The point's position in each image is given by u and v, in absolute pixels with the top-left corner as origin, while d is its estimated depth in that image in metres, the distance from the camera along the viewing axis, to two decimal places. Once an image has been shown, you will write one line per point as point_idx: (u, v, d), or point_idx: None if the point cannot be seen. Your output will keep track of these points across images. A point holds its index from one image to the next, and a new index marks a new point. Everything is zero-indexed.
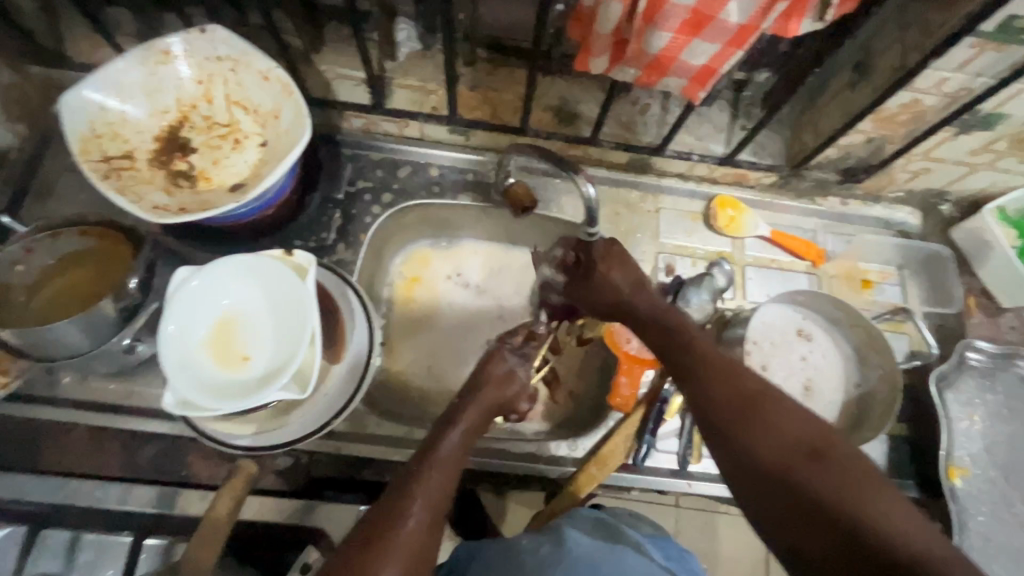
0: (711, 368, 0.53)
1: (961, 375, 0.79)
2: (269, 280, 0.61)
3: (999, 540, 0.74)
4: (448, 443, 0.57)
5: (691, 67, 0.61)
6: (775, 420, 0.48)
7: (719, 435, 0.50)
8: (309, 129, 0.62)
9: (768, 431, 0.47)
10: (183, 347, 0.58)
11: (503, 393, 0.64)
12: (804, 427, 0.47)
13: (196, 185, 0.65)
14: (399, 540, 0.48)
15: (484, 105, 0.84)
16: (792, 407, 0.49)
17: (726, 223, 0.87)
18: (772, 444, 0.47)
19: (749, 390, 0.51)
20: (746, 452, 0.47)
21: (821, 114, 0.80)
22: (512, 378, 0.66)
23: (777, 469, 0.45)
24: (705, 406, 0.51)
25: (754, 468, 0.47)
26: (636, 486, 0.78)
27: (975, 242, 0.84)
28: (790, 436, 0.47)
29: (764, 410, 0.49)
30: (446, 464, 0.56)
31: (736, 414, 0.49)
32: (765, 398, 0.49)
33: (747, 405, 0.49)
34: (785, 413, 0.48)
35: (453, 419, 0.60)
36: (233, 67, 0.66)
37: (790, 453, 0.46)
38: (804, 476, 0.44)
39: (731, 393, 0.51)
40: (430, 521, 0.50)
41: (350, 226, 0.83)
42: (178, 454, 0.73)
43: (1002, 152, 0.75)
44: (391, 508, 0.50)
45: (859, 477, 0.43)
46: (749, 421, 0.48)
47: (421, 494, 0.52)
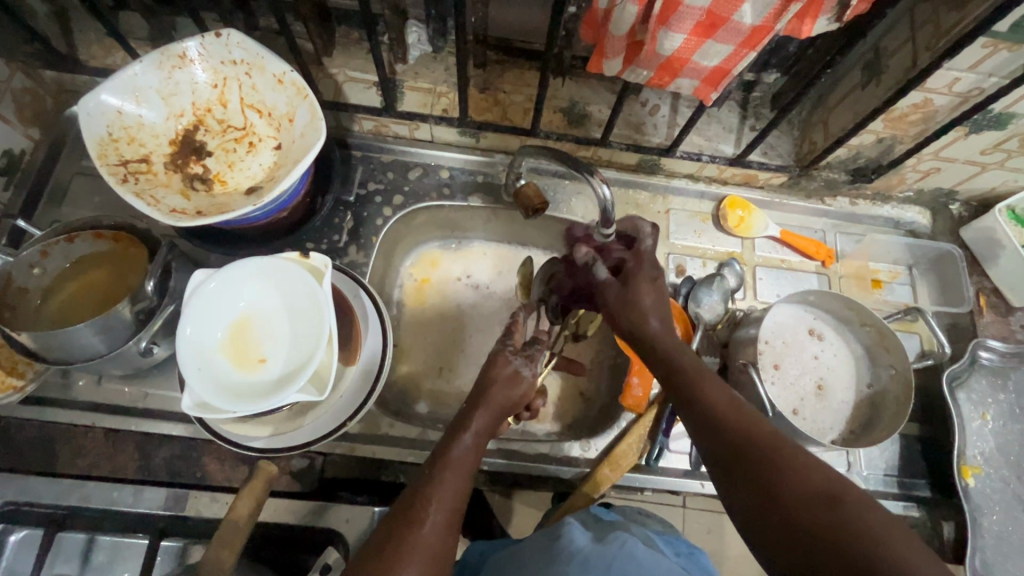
0: (721, 411, 0.55)
1: (973, 374, 0.79)
2: (282, 283, 0.62)
3: (1013, 539, 0.74)
4: (461, 446, 0.57)
5: (703, 68, 0.61)
6: (790, 462, 0.48)
7: (732, 479, 0.51)
8: (323, 132, 0.62)
9: (780, 473, 0.48)
10: (199, 349, 0.58)
11: (511, 395, 0.63)
12: (814, 470, 0.47)
13: (212, 188, 0.65)
14: (416, 544, 0.48)
15: (495, 107, 0.84)
16: (802, 450, 0.50)
17: (735, 223, 0.87)
18: (785, 486, 0.47)
19: (760, 433, 0.52)
20: (760, 496, 0.48)
21: (831, 114, 0.80)
22: (519, 379, 0.64)
23: (791, 512, 0.45)
24: (721, 447, 0.52)
25: (768, 512, 0.47)
26: (648, 487, 0.78)
27: (986, 240, 0.84)
28: (804, 477, 0.47)
29: (774, 453, 0.49)
30: (458, 467, 0.55)
31: (747, 456, 0.50)
32: (777, 440, 0.51)
33: (758, 448, 0.50)
34: (799, 457, 0.49)
35: (465, 422, 0.60)
36: (248, 71, 0.66)
37: (803, 497, 0.46)
38: (820, 522, 0.44)
39: (744, 434, 0.52)
40: (446, 525, 0.51)
41: (361, 228, 0.83)
42: (194, 457, 0.73)
43: (1013, 151, 0.75)
44: (408, 512, 0.51)
45: (874, 517, 0.43)
46: (761, 464, 0.49)
47: (435, 497, 0.52)
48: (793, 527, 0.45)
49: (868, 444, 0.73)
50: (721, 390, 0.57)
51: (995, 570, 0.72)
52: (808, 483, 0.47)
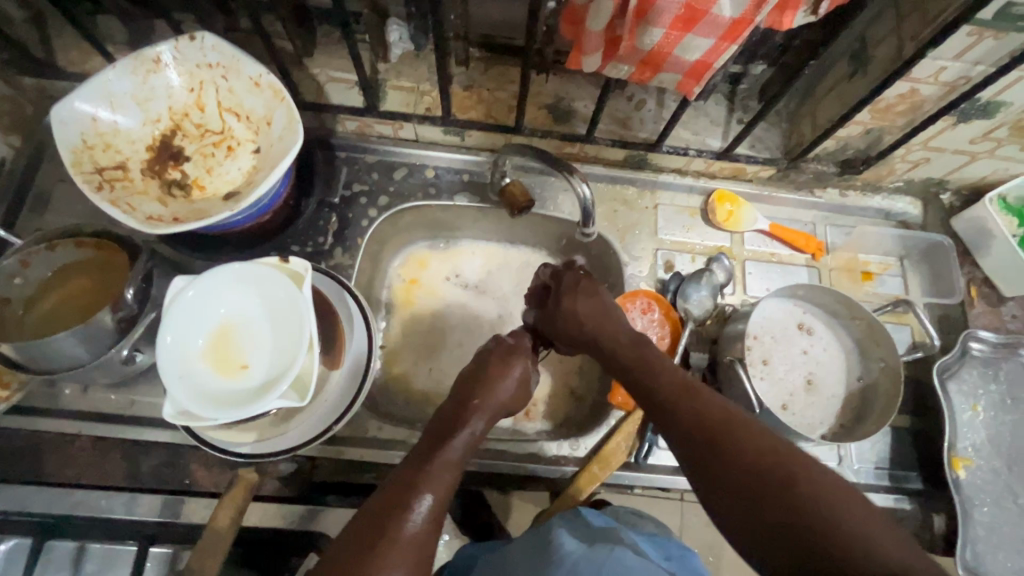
0: (682, 408, 0.55)
1: (964, 365, 0.79)
2: (264, 286, 0.61)
3: (1004, 529, 0.73)
4: (457, 444, 0.59)
5: (685, 62, 0.60)
6: (744, 445, 0.49)
7: (689, 464, 0.52)
8: (301, 134, 0.62)
9: (739, 465, 0.48)
10: (182, 357, 0.58)
11: (514, 398, 0.66)
12: (767, 448, 0.48)
13: (190, 193, 0.64)
14: (400, 534, 0.50)
15: (478, 105, 0.84)
16: (759, 431, 0.50)
17: (724, 217, 0.86)
18: (740, 471, 0.48)
19: (713, 419, 0.52)
20: (720, 483, 0.49)
21: (818, 105, 0.79)
22: (514, 381, 0.66)
23: (747, 492, 0.47)
24: (682, 436, 0.53)
25: (728, 498, 0.48)
26: (638, 484, 0.78)
27: (975, 230, 0.84)
28: (758, 459, 0.48)
29: (730, 435, 0.50)
30: (449, 466, 0.57)
31: (707, 451, 0.51)
32: (731, 425, 0.51)
33: (713, 438, 0.51)
34: (750, 437, 0.50)
35: (465, 419, 0.61)
36: (225, 74, 0.65)
37: (761, 480, 0.47)
38: (769, 494, 0.46)
39: (699, 422, 0.53)
40: (433, 519, 0.53)
41: (346, 230, 0.83)
42: (180, 463, 0.72)
43: (1002, 140, 0.74)
44: (398, 505, 0.53)
45: (824, 494, 0.44)
46: (718, 461, 0.49)
47: (429, 495, 0.54)
48: (757, 514, 0.46)
49: (857, 438, 0.73)
50: (673, 379, 0.58)
51: (986, 563, 0.72)
52: (761, 467, 0.47)
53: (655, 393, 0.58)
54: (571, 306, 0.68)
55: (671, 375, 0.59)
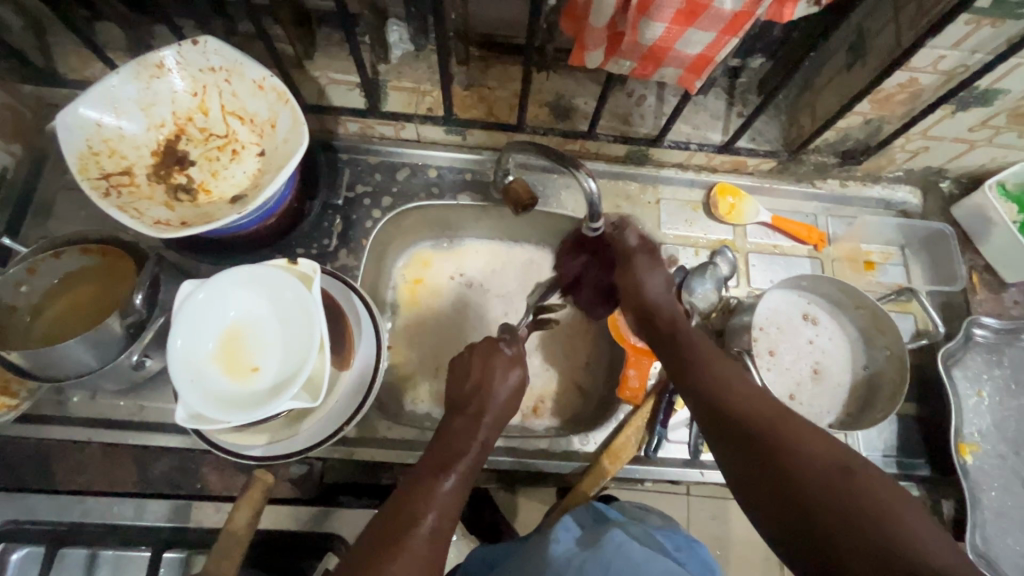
0: (738, 399, 0.56)
1: (968, 352, 0.79)
2: (273, 288, 0.61)
3: (1012, 513, 0.74)
4: (468, 458, 0.59)
5: (687, 56, 0.61)
6: (803, 437, 0.50)
7: (739, 452, 0.53)
8: (306, 136, 0.62)
9: (793, 455, 0.49)
10: (193, 360, 0.58)
11: (510, 408, 0.65)
12: (828, 442, 0.49)
13: (196, 197, 0.64)
14: (412, 544, 0.51)
15: (480, 104, 0.84)
16: (813, 428, 0.51)
17: (726, 211, 0.87)
18: (800, 460, 0.48)
19: (770, 410, 0.54)
20: (772, 470, 0.49)
21: (817, 97, 0.80)
22: (512, 391, 0.65)
23: (805, 479, 0.47)
24: (735, 422, 0.54)
25: (780, 482, 0.49)
26: (648, 477, 0.78)
27: (976, 218, 0.84)
28: (818, 451, 0.49)
29: (788, 427, 0.51)
30: (458, 488, 0.57)
31: (758, 441, 0.52)
32: (788, 418, 0.52)
33: (773, 427, 0.52)
34: (807, 432, 0.51)
35: (474, 432, 0.61)
36: (228, 78, 0.65)
37: (819, 468, 0.47)
38: (828, 482, 0.46)
39: (756, 411, 0.54)
40: (440, 534, 0.53)
41: (351, 232, 0.83)
42: (191, 468, 0.73)
43: (1000, 127, 0.75)
44: (408, 515, 0.53)
45: (878, 490, 0.45)
46: (770, 449, 0.50)
47: (432, 514, 0.54)
48: (811, 501, 0.46)
49: (865, 427, 0.73)
50: (723, 363, 0.60)
51: (997, 548, 0.72)
52: (820, 459, 0.48)
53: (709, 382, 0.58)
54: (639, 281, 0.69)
55: (728, 369, 0.59)
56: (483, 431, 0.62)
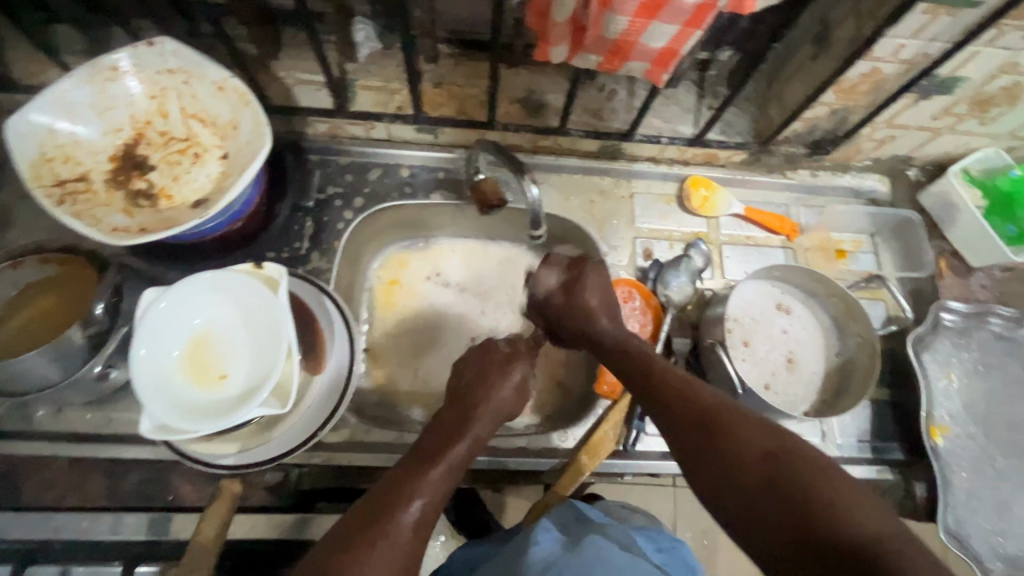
0: (681, 396, 0.56)
1: (937, 336, 0.81)
2: (239, 293, 0.60)
3: (982, 493, 0.75)
4: (462, 445, 0.60)
5: (652, 50, 0.61)
6: (741, 430, 0.50)
7: (682, 453, 0.53)
8: (269, 137, 0.61)
9: (730, 449, 0.50)
10: (157, 370, 0.56)
11: (517, 404, 0.68)
12: (763, 430, 0.50)
13: (157, 203, 0.63)
14: (399, 527, 0.51)
15: (450, 102, 0.83)
16: (749, 416, 0.52)
17: (700, 203, 0.87)
18: (738, 454, 0.49)
19: (709, 406, 0.54)
20: (713, 468, 0.50)
21: (785, 88, 0.80)
22: (520, 389, 0.67)
23: (742, 471, 0.48)
24: (676, 424, 0.54)
25: (721, 478, 0.49)
26: (629, 471, 0.78)
27: (942, 204, 0.86)
28: (752, 442, 0.49)
29: (727, 421, 0.52)
30: (451, 473, 0.57)
31: (697, 436, 0.52)
32: (725, 410, 0.53)
33: (709, 425, 0.52)
34: (744, 422, 0.51)
35: (472, 417, 0.62)
36: (187, 80, 0.64)
37: (754, 459, 0.48)
38: (764, 472, 0.47)
39: (693, 410, 0.54)
40: (427, 521, 0.53)
41: (323, 234, 0.82)
42: (163, 479, 0.70)
43: (963, 114, 0.76)
44: (393, 498, 0.53)
45: (811, 472, 0.46)
46: (711, 443, 0.51)
47: (421, 498, 0.54)
48: (750, 492, 0.47)
49: (839, 413, 0.74)
50: (663, 367, 0.60)
51: (967, 527, 0.73)
52: (756, 451, 0.49)
53: (652, 380, 0.59)
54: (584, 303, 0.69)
55: (670, 370, 0.60)
56: (478, 422, 0.63)
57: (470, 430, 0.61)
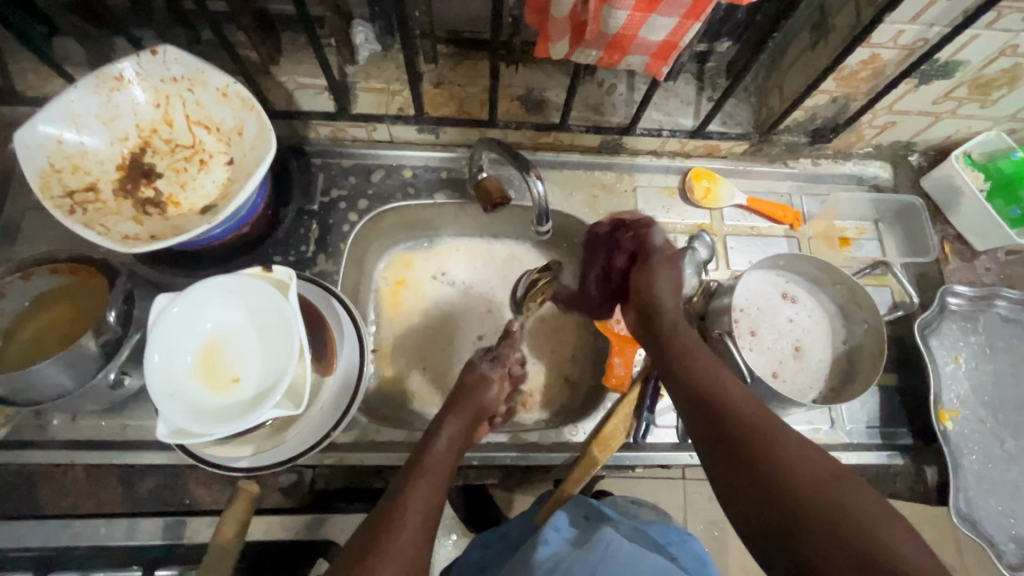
0: (739, 408, 0.56)
1: (944, 320, 0.81)
2: (248, 297, 0.61)
3: (993, 475, 0.75)
4: (440, 445, 0.64)
5: (651, 42, 0.61)
6: (790, 447, 0.51)
7: (722, 460, 0.54)
8: (274, 141, 0.61)
9: (775, 460, 0.50)
10: (171, 375, 0.57)
11: (487, 398, 0.73)
12: (812, 452, 0.50)
13: (165, 210, 0.63)
14: (390, 546, 0.50)
15: (451, 101, 0.84)
16: (800, 438, 0.52)
17: (702, 194, 0.88)
18: (787, 467, 0.49)
19: (760, 418, 0.54)
20: (754, 475, 0.50)
21: (785, 77, 0.80)
22: (487, 380, 0.75)
23: (786, 483, 0.48)
24: (722, 428, 0.55)
25: (760, 488, 0.49)
26: (638, 463, 0.78)
27: (944, 189, 0.86)
28: (803, 460, 0.49)
29: (775, 436, 0.52)
30: (433, 474, 0.60)
31: (747, 447, 0.52)
32: (774, 425, 0.53)
33: (757, 434, 0.52)
34: (793, 439, 0.51)
35: (439, 429, 0.66)
36: (191, 87, 0.64)
37: (805, 474, 0.48)
38: (816, 489, 0.46)
39: (745, 419, 0.55)
40: (418, 531, 0.53)
41: (329, 236, 0.82)
42: (178, 484, 0.71)
43: (963, 98, 0.76)
44: (389, 511, 0.54)
45: (863, 500, 0.45)
46: (761, 456, 0.51)
47: (409, 505, 0.55)
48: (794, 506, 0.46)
49: (847, 399, 0.75)
50: (712, 370, 0.61)
51: (979, 510, 0.73)
52: (807, 468, 0.48)
53: (696, 386, 0.60)
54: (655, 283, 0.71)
55: (726, 382, 0.60)
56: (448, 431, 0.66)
57: (435, 442, 0.64)
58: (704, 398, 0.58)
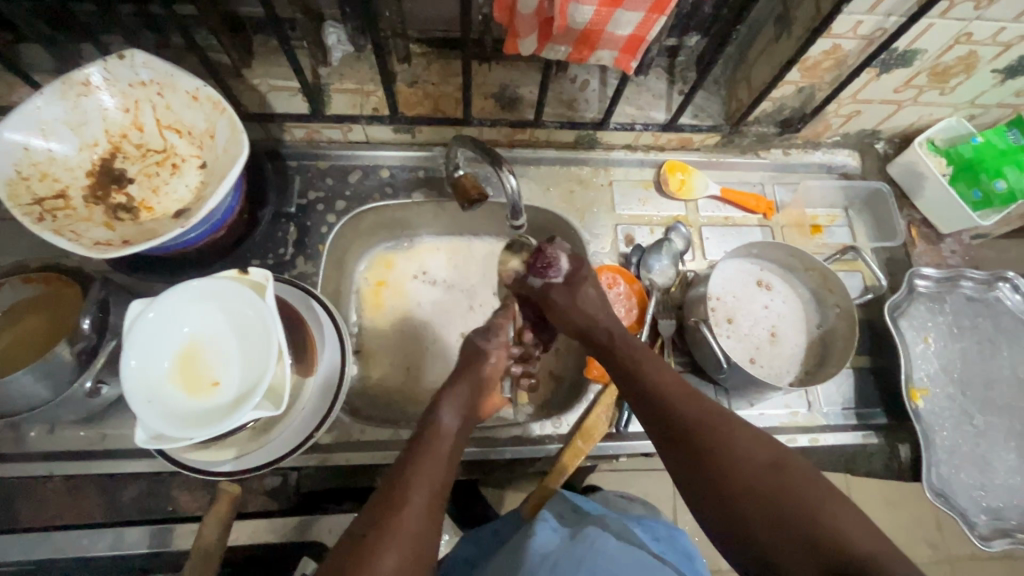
0: (685, 402, 0.58)
1: (912, 302, 0.83)
2: (226, 299, 0.60)
3: (963, 450, 0.78)
4: (446, 420, 0.64)
5: (619, 37, 0.62)
6: (736, 437, 0.54)
7: (675, 456, 0.56)
8: (246, 143, 0.61)
9: (724, 454, 0.53)
10: (148, 381, 0.57)
11: (485, 371, 0.71)
12: (756, 441, 0.54)
13: (138, 215, 0.63)
14: (405, 525, 0.51)
15: (425, 101, 0.84)
16: (744, 426, 0.55)
17: (677, 186, 0.89)
18: (734, 460, 0.52)
19: (706, 411, 0.57)
20: (707, 471, 0.53)
21: (752, 69, 0.82)
22: (483, 353, 0.73)
23: (735, 476, 0.52)
24: (673, 424, 0.57)
25: (712, 484, 0.53)
26: (622, 453, 0.79)
27: (910, 174, 0.89)
28: (748, 450, 0.53)
29: (723, 429, 0.55)
30: (436, 452, 0.59)
31: (698, 441, 0.55)
32: (720, 416, 0.56)
33: (705, 430, 0.55)
34: (739, 430, 0.55)
35: (439, 407, 0.65)
36: (160, 91, 0.64)
37: (750, 465, 0.52)
38: (761, 480, 0.51)
39: (692, 413, 0.57)
40: (427, 509, 0.54)
41: (307, 238, 0.82)
42: (162, 491, 0.71)
43: (923, 86, 0.79)
44: (392, 496, 0.54)
45: (806, 485, 0.50)
46: (711, 449, 0.54)
47: (417, 489, 0.55)
48: (745, 497, 0.50)
49: (822, 381, 0.77)
50: (658, 367, 0.63)
51: (952, 484, 0.76)
52: (752, 458, 0.52)
53: (644, 385, 0.61)
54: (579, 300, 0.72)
55: (670, 376, 0.62)
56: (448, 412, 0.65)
57: (437, 421, 0.63)
58: (656, 395, 0.60)
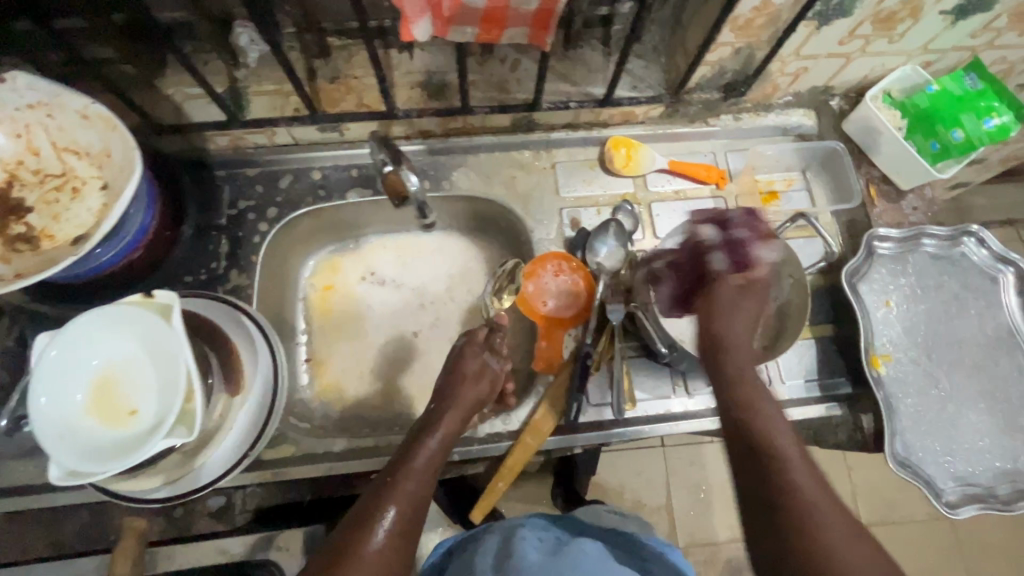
0: (814, 491, 0.50)
1: (872, 264, 0.80)
2: (136, 328, 0.58)
3: (929, 415, 0.75)
4: (436, 437, 0.64)
5: (526, 12, 0.59)
6: (856, 543, 0.47)
7: (768, 519, 0.50)
8: (140, 160, 0.59)
9: (833, 548, 0.46)
10: (60, 417, 0.55)
11: (476, 388, 0.71)
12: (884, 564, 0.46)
13: (39, 245, 0.60)
14: (356, 565, 0.50)
15: (348, 96, 0.80)
16: (874, 541, 0.47)
17: (623, 162, 0.85)
18: (848, 563, 0.45)
19: (835, 505, 0.49)
20: (795, 551, 0.47)
21: (687, 33, 0.77)
22: (484, 371, 0.73)
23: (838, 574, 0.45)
24: (782, 491, 0.51)
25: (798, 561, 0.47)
26: (575, 444, 0.77)
27: (865, 130, 0.84)
28: (867, 561, 0.46)
29: (843, 530, 0.47)
30: (419, 475, 0.60)
31: (802, 522, 0.48)
32: (849, 517, 0.49)
33: (822, 516, 0.48)
34: (859, 536, 0.47)
35: (433, 427, 0.66)
36: (50, 113, 0.61)
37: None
38: None
39: (817, 496, 0.50)
40: (399, 534, 0.54)
41: (239, 250, 0.80)
42: (104, 520, 0.69)
43: (869, 35, 0.74)
44: (365, 513, 0.55)
45: None
46: (819, 548, 0.47)
47: (392, 508, 0.55)
48: None
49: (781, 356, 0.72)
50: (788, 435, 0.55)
51: (917, 451, 0.73)
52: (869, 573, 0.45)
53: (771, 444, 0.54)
54: (747, 306, 0.67)
55: (802, 454, 0.53)
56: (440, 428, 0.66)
57: (425, 441, 0.64)
58: (774, 457, 0.53)
